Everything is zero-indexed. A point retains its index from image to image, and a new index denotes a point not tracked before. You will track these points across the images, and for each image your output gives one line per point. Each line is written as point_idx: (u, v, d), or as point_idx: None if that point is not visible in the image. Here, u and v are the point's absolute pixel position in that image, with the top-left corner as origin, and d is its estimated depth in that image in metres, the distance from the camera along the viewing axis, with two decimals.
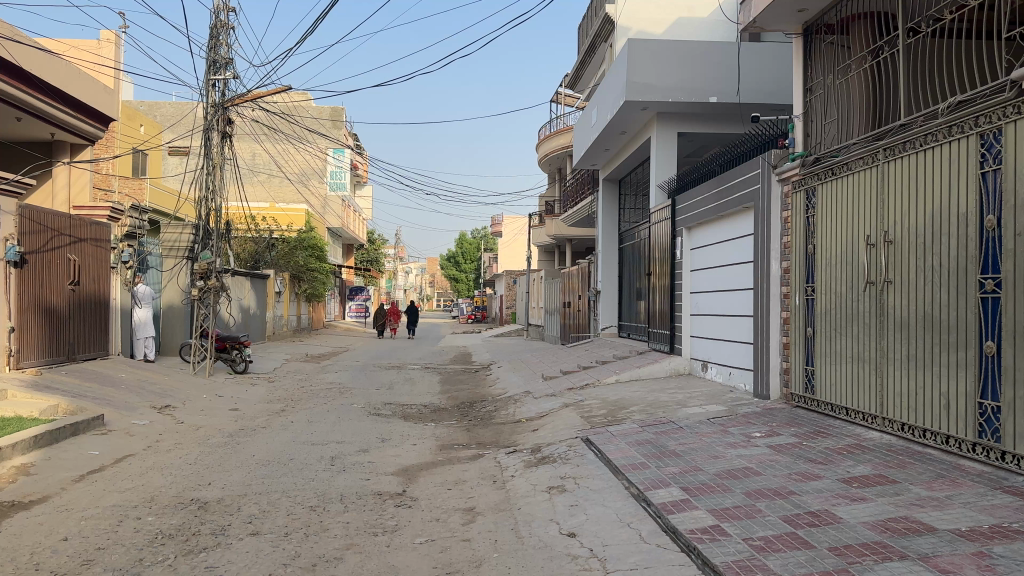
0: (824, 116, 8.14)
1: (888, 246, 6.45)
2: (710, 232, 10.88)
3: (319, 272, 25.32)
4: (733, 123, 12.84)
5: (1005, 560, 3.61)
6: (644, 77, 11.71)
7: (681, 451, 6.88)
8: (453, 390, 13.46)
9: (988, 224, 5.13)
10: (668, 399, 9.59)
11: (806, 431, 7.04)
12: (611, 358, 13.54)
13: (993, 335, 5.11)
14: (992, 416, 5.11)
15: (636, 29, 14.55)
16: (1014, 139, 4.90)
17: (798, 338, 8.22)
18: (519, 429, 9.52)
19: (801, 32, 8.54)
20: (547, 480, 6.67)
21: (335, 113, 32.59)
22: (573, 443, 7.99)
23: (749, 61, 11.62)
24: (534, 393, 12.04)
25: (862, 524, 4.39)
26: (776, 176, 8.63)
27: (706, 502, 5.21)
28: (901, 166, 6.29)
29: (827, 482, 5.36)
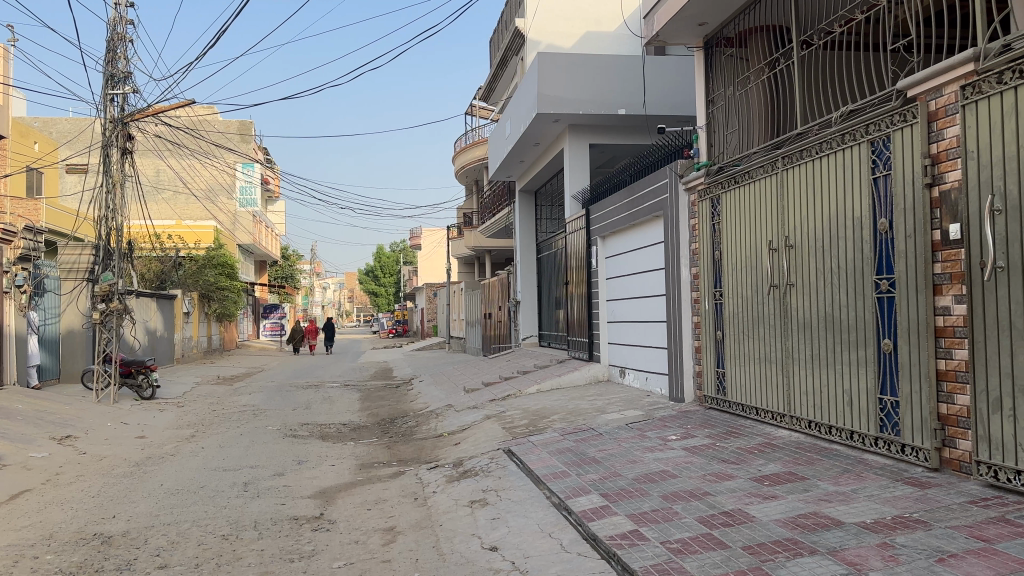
0: (727, 126, 8.42)
1: (789, 250, 6.70)
2: (623, 240, 11.08)
3: (229, 290, 24.46)
4: (640, 134, 13.12)
5: (907, 549, 3.75)
6: (553, 89, 11.83)
7: (600, 458, 6.94)
8: (373, 406, 13.23)
9: (881, 227, 5.37)
10: (588, 406, 9.67)
11: (719, 432, 7.22)
12: (533, 367, 13.58)
13: (890, 333, 5.33)
14: (892, 411, 5.34)
15: (546, 43, 14.65)
16: (903, 145, 5.14)
17: (709, 341, 8.44)
18: (441, 444, 9.43)
19: (702, 45, 8.83)
20: (469, 494, 6.61)
21: (243, 127, 31.75)
22: (494, 455, 7.97)
23: (654, 74, 11.90)
24: (455, 406, 11.94)
25: (774, 521, 4.50)
26: (683, 185, 8.87)
27: (625, 508, 5.26)
28: (799, 173, 6.54)
29: (739, 482, 5.49)
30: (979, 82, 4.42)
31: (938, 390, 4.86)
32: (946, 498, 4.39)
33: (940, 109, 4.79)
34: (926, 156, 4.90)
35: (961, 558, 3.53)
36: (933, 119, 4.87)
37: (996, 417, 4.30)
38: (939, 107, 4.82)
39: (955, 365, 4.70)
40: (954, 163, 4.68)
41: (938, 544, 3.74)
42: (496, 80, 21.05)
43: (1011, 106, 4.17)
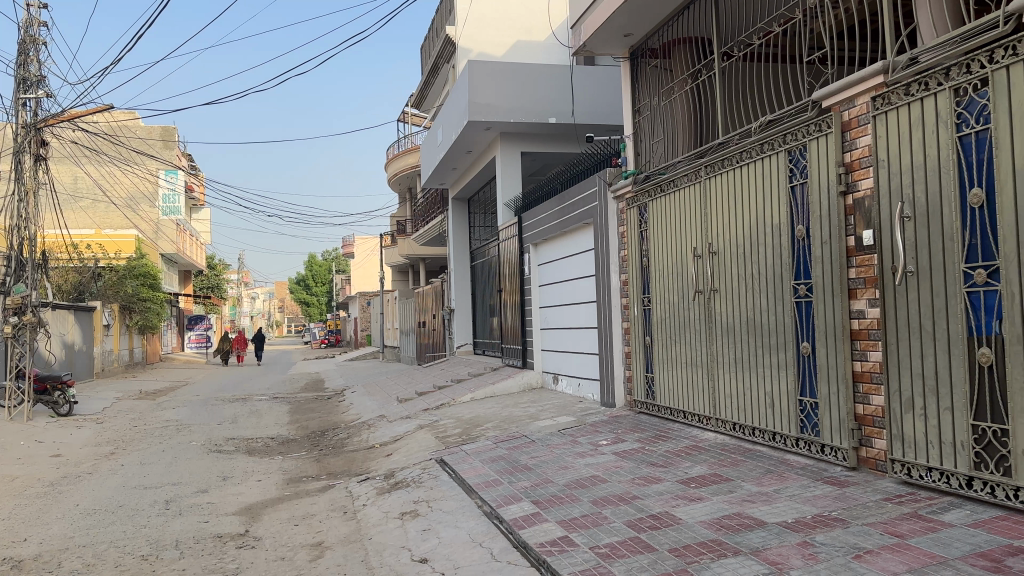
0: (653, 136, 8.58)
1: (712, 257, 6.85)
2: (555, 248, 11.15)
3: (151, 302, 23.66)
4: (569, 142, 13.29)
5: (825, 547, 3.85)
6: (485, 98, 11.79)
7: (532, 465, 6.95)
8: (303, 419, 12.95)
9: (798, 233, 5.53)
10: (522, 413, 9.68)
11: (647, 436, 7.32)
12: (467, 375, 13.53)
13: (808, 336, 5.49)
14: (811, 412, 5.49)
15: (476, 50, 14.58)
16: (818, 155, 5.31)
17: (639, 346, 8.55)
18: (372, 455, 9.29)
19: (628, 56, 8.99)
20: (400, 506, 6.52)
21: (166, 133, 30.86)
22: (426, 465, 7.89)
23: (582, 85, 12.07)
24: (388, 416, 11.79)
25: (699, 523, 4.58)
26: (612, 194, 8.99)
27: (555, 514, 5.27)
28: (721, 181, 6.69)
29: (667, 485, 5.56)
30: (888, 94, 4.58)
31: (854, 391, 5.02)
32: (863, 496, 4.53)
33: (853, 119, 4.98)
34: (841, 165, 5.07)
35: (876, 554, 3.63)
36: (847, 129, 5.04)
37: (909, 417, 4.46)
38: (853, 117, 4.99)
39: (869, 366, 4.88)
40: (867, 172, 4.85)
41: (854, 541, 3.84)
42: (427, 88, 20.98)
43: (916, 117, 4.33)
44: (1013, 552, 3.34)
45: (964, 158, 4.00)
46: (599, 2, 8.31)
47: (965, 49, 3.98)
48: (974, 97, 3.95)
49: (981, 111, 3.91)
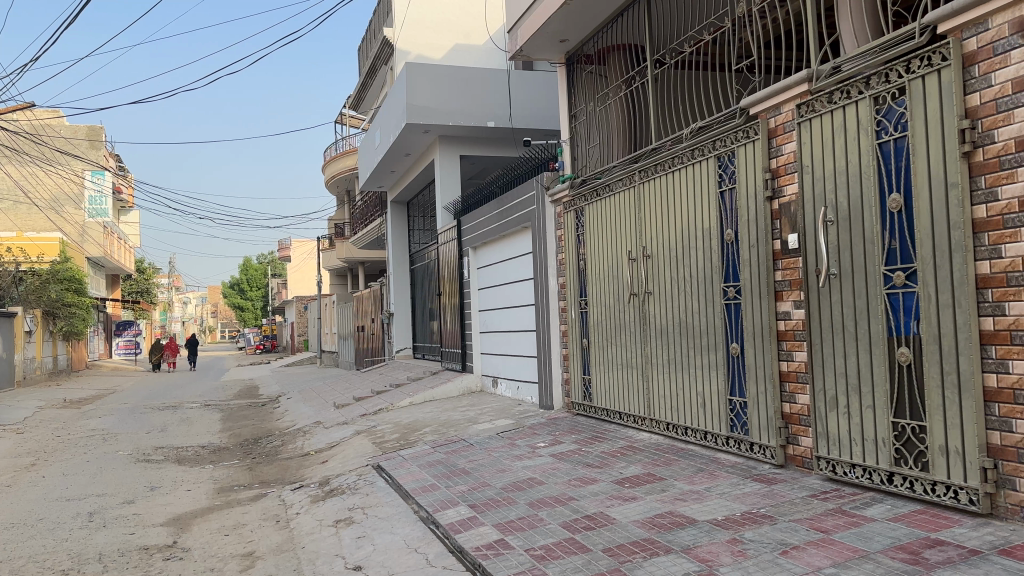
0: (589, 141, 8.67)
1: (646, 260, 6.97)
2: (494, 251, 11.17)
3: (77, 307, 22.78)
4: (507, 146, 13.32)
5: (754, 543, 3.94)
6: (423, 100, 11.71)
7: (470, 468, 6.94)
8: (235, 427, 12.65)
9: (728, 237, 5.67)
10: (460, 417, 9.66)
11: (585, 437, 7.38)
12: (405, 379, 13.43)
13: (737, 337, 5.63)
14: (741, 411, 5.63)
15: (415, 53, 14.58)
16: (745, 161, 5.46)
17: (576, 349, 8.63)
18: (307, 463, 9.14)
19: (564, 61, 9.08)
20: (335, 514, 6.43)
21: (92, 132, 29.90)
22: (363, 471, 7.80)
23: (519, 89, 12.12)
24: (325, 422, 11.62)
25: (632, 522, 4.64)
26: (549, 197, 9.07)
27: (491, 517, 5.27)
28: (655, 186, 6.81)
29: (602, 485, 5.63)
30: (813, 102, 4.72)
31: (781, 391, 5.17)
32: (790, 493, 4.66)
33: (779, 126, 5.13)
34: (767, 171, 5.21)
35: (802, 549, 3.73)
36: (774, 136, 5.18)
37: (833, 415, 4.60)
38: (779, 124, 5.14)
39: (796, 366, 5.03)
40: (792, 177, 5.00)
41: (782, 537, 3.94)
42: (364, 90, 20.80)
43: (840, 123, 4.46)
44: (930, 544, 3.47)
45: (884, 164, 4.12)
46: (536, 6, 8.35)
47: (884, 59, 4.08)
48: (892, 105, 4.06)
49: (899, 118, 4.01)
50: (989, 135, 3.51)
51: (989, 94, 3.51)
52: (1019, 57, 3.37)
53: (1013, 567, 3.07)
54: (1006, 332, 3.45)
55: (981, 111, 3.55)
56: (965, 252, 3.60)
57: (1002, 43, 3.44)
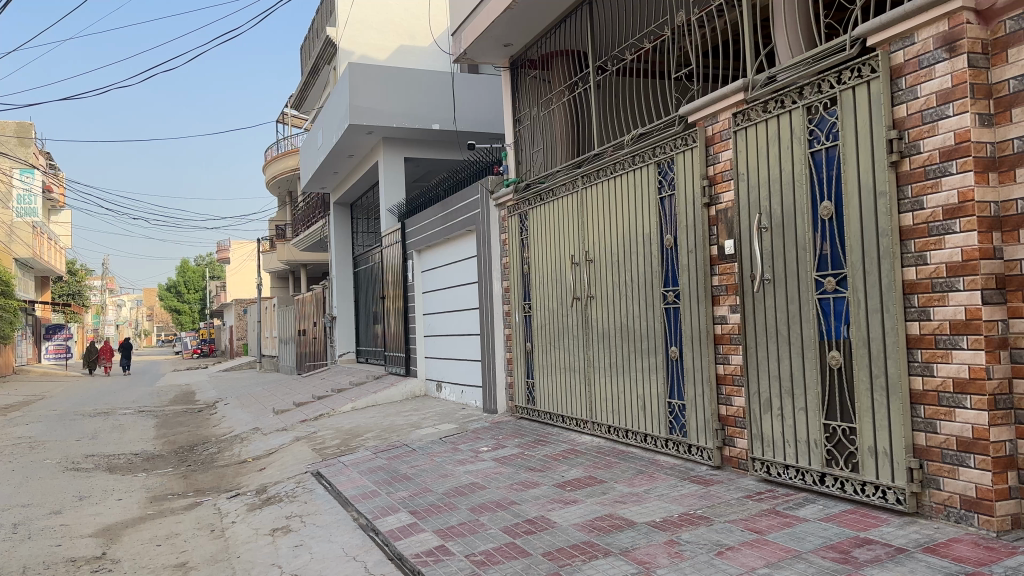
0: (532, 145, 8.70)
1: (589, 265, 7.02)
2: (438, 255, 11.11)
3: (3, 311, 21.74)
4: (452, 149, 13.27)
5: (690, 544, 3.99)
6: (367, 102, 11.57)
7: (412, 474, 6.87)
8: (170, 434, 12.29)
9: (667, 242, 5.74)
10: (403, 422, 9.56)
11: (528, 441, 7.39)
12: (347, 384, 13.24)
13: (677, 341, 5.70)
14: (679, 414, 5.70)
15: (359, 54, 14.32)
16: (684, 168, 5.54)
17: (519, 352, 8.65)
18: (244, 470, 8.94)
19: (508, 66, 9.11)
20: (271, 522, 6.29)
21: (20, 129, 28.84)
22: (302, 479, 7.66)
23: (464, 92, 12.08)
24: (263, 429, 11.37)
25: (572, 526, 4.65)
26: (493, 201, 9.08)
27: (432, 524, 5.22)
28: (597, 191, 6.86)
29: (544, 489, 5.63)
30: (748, 111, 4.82)
31: (718, 393, 5.26)
32: (726, 494, 4.73)
33: (716, 135, 5.21)
34: (705, 178, 5.29)
35: (737, 550, 3.79)
36: (711, 144, 5.27)
37: (768, 417, 4.70)
38: (715, 132, 5.22)
39: (732, 369, 5.12)
40: (728, 184, 5.09)
41: (717, 538, 4.00)
42: (307, 89, 20.50)
43: (774, 132, 4.55)
44: (859, 543, 3.55)
45: (816, 173, 4.21)
46: (480, 10, 8.34)
47: (817, 70, 4.16)
48: (824, 116, 4.16)
49: (830, 128, 4.11)
50: (915, 145, 3.61)
51: (915, 106, 3.60)
52: (943, 70, 3.45)
53: (937, 563, 3.16)
54: (931, 336, 3.56)
55: (908, 122, 3.64)
56: (892, 258, 3.70)
57: (927, 57, 3.53)
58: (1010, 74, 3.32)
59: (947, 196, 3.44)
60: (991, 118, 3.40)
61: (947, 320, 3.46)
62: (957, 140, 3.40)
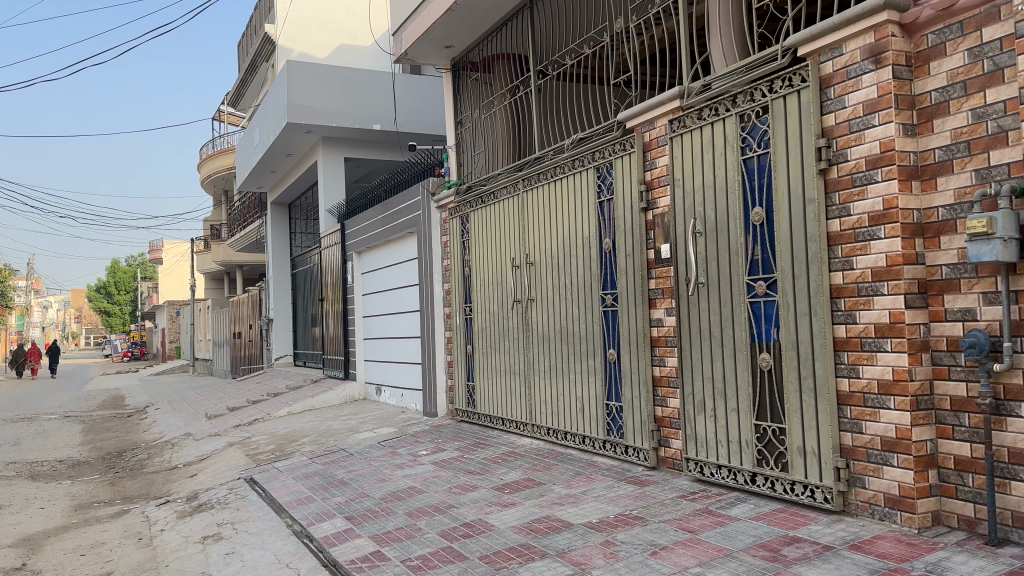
0: (473, 148, 8.68)
1: (529, 268, 7.03)
2: (378, 256, 10.98)
3: None
4: (393, 150, 13.13)
5: (626, 545, 4.01)
6: (305, 99, 11.35)
7: (348, 479, 6.77)
8: (97, 440, 11.84)
9: (606, 246, 5.78)
10: (341, 426, 9.42)
11: (467, 444, 7.35)
12: (283, 388, 12.98)
13: (615, 343, 5.75)
14: (617, 415, 5.75)
15: (298, 51, 14.11)
16: (622, 173, 5.59)
17: (460, 355, 8.62)
18: (175, 476, 8.68)
19: (449, 68, 9.09)
20: (202, 530, 6.11)
21: None
22: (235, 485, 7.47)
23: (405, 93, 11.98)
24: (195, 434, 11.06)
25: (509, 528, 4.64)
26: (435, 203, 9.03)
27: (368, 529, 5.15)
28: (538, 194, 6.88)
29: (482, 492, 5.61)
30: (684, 118, 4.88)
31: (654, 395, 5.32)
32: (660, 494, 4.79)
33: (653, 140, 5.27)
34: (642, 183, 5.35)
35: (671, 550, 3.83)
36: (648, 149, 5.33)
37: (701, 418, 4.77)
38: (653, 138, 5.29)
39: (667, 371, 5.18)
40: (664, 190, 5.16)
41: (652, 538, 4.03)
42: (245, 87, 20.06)
43: (708, 138, 4.63)
44: (788, 541, 3.62)
45: (749, 180, 4.29)
46: (421, 11, 8.28)
47: (750, 79, 4.24)
48: (756, 123, 4.24)
49: (762, 136, 4.19)
50: (843, 153, 3.70)
51: (843, 115, 3.69)
52: (869, 81, 3.55)
53: (861, 560, 3.24)
54: (857, 339, 3.66)
55: (835, 131, 3.74)
56: (820, 263, 3.80)
57: (855, 68, 3.62)
58: (931, 86, 3.42)
59: (873, 204, 3.54)
60: (914, 128, 3.50)
61: (873, 323, 3.56)
62: (882, 149, 3.49)
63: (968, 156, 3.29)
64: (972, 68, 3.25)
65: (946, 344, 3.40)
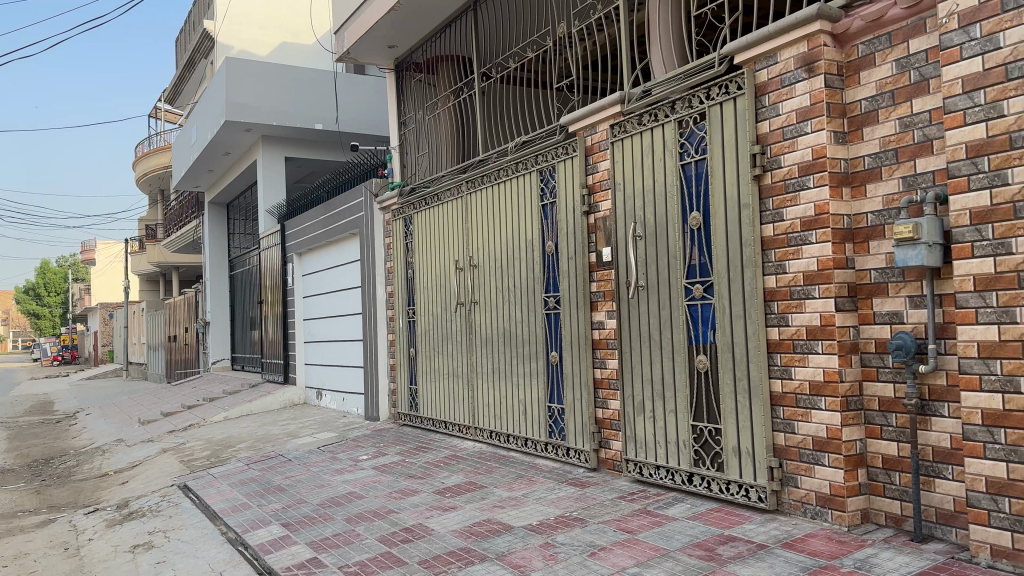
0: (417, 149, 8.62)
1: (472, 270, 7.00)
2: (319, 258, 10.82)
3: None
4: (335, 150, 12.97)
5: (565, 547, 4.01)
6: (245, 97, 11.12)
7: (286, 485, 6.63)
8: (21, 447, 11.37)
9: (548, 249, 5.80)
10: (279, 431, 9.25)
11: (409, 448, 7.28)
12: (220, 392, 12.68)
13: (557, 346, 5.77)
14: (559, 417, 5.76)
15: (238, 48, 13.94)
16: (565, 176, 5.62)
17: (402, 358, 8.55)
18: (105, 484, 8.39)
19: (393, 68, 9.02)
20: (133, 538, 5.91)
21: None
22: (168, 492, 7.25)
23: (348, 93, 11.85)
24: (127, 440, 10.71)
25: (449, 532, 4.60)
26: (377, 205, 8.93)
27: (305, 535, 5.05)
28: (481, 197, 6.86)
29: (423, 496, 5.55)
30: (624, 123, 4.92)
31: (595, 397, 5.35)
32: (601, 495, 4.81)
33: (595, 144, 5.30)
34: (584, 186, 5.38)
35: (609, 550, 3.84)
36: (590, 153, 5.35)
37: (641, 419, 4.81)
38: (594, 142, 5.31)
39: (608, 373, 5.22)
40: (606, 194, 5.19)
41: (591, 539, 4.04)
42: (183, 84, 19.56)
43: (648, 144, 4.67)
44: (723, 540, 3.67)
45: (687, 185, 4.34)
46: (363, 10, 8.20)
47: (688, 85, 4.30)
48: (694, 129, 4.30)
49: (699, 142, 4.25)
50: (776, 160, 3.77)
51: (777, 122, 3.76)
52: (802, 89, 3.62)
53: (793, 558, 3.29)
54: (790, 341, 3.73)
55: (770, 138, 3.81)
56: (755, 267, 3.86)
57: (789, 76, 3.70)
58: (862, 95, 3.51)
59: (805, 209, 3.61)
60: (845, 136, 3.58)
61: (805, 325, 3.64)
62: (814, 156, 3.57)
63: (896, 164, 3.38)
64: (900, 78, 3.34)
65: (875, 347, 3.50)
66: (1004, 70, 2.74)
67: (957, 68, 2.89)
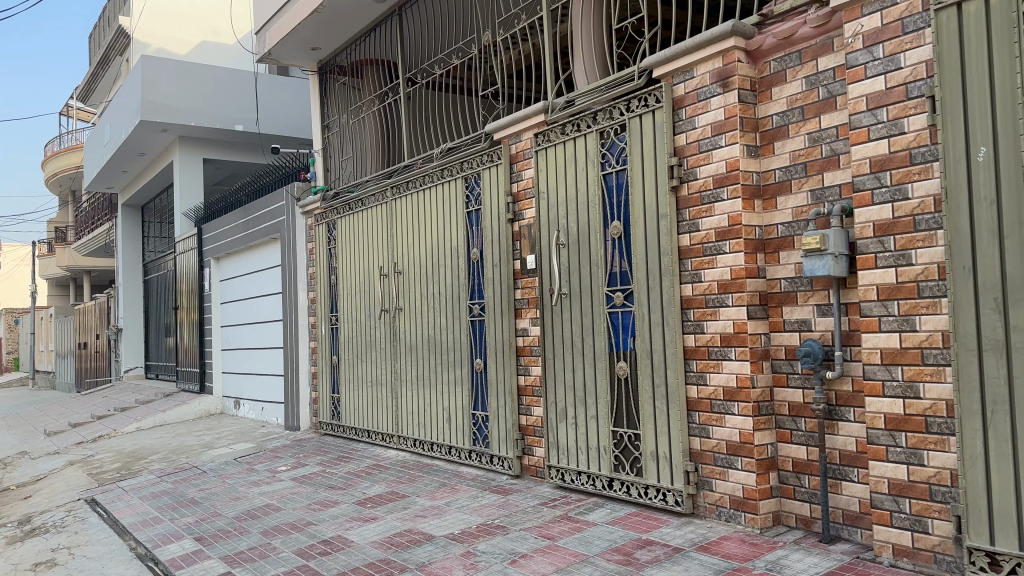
0: (341, 153, 8.50)
1: (397, 276, 6.93)
2: (239, 263, 10.55)
3: None
4: (257, 152, 12.71)
5: (486, 555, 4.00)
6: (161, 96, 10.76)
7: (200, 498, 6.42)
8: None
9: (473, 256, 5.80)
10: (194, 442, 8.96)
11: (330, 458, 7.16)
12: (132, 402, 12.21)
13: (481, 353, 5.75)
14: (483, 425, 5.74)
15: (156, 47, 13.45)
16: (490, 184, 5.62)
17: (324, 365, 8.39)
18: (5, 499, 7.96)
19: (316, 69, 8.88)
20: (35, 556, 5.62)
21: None
22: (73, 507, 6.92)
23: (270, 95, 11.62)
24: (31, 453, 10.20)
25: (369, 543, 4.52)
26: (300, 209, 8.75)
27: (219, 550, 4.89)
28: (407, 204, 6.80)
29: (343, 507, 5.45)
30: (548, 132, 4.95)
31: (518, 404, 5.36)
32: (522, 502, 4.81)
33: (520, 152, 5.32)
34: (509, 194, 5.39)
35: (530, 557, 3.84)
36: (515, 162, 5.37)
37: (563, 426, 4.84)
38: (519, 151, 5.33)
39: (531, 380, 5.24)
40: (530, 202, 5.22)
41: (512, 547, 4.04)
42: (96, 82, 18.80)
43: (571, 153, 4.72)
44: (640, 544, 3.72)
45: (608, 194, 4.39)
46: (285, 10, 8.02)
47: (609, 96, 4.36)
48: (615, 140, 4.36)
49: (620, 152, 4.31)
50: (693, 172, 3.86)
51: (693, 135, 3.85)
52: (717, 104, 3.71)
53: (708, 561, 3.35)
54: (705, 347, 3.81)
55: (686, 150, 3.89)
56: (672, 276, 3.93)
57: (704, 90, 3.79)
58: (773, 110, 3.62)
59: (720, 220, 3.70)
60: (757, 149, 3.69)
61: (719, 333, 3.72)
62: (728, 168, 3.66)
63: (804, 177, 3.49)
64: (809, 95, 3.46)
65: (785, 353, 3.60)
66: (904, 89, 2.86)
67: (862, 87, 3.01)
